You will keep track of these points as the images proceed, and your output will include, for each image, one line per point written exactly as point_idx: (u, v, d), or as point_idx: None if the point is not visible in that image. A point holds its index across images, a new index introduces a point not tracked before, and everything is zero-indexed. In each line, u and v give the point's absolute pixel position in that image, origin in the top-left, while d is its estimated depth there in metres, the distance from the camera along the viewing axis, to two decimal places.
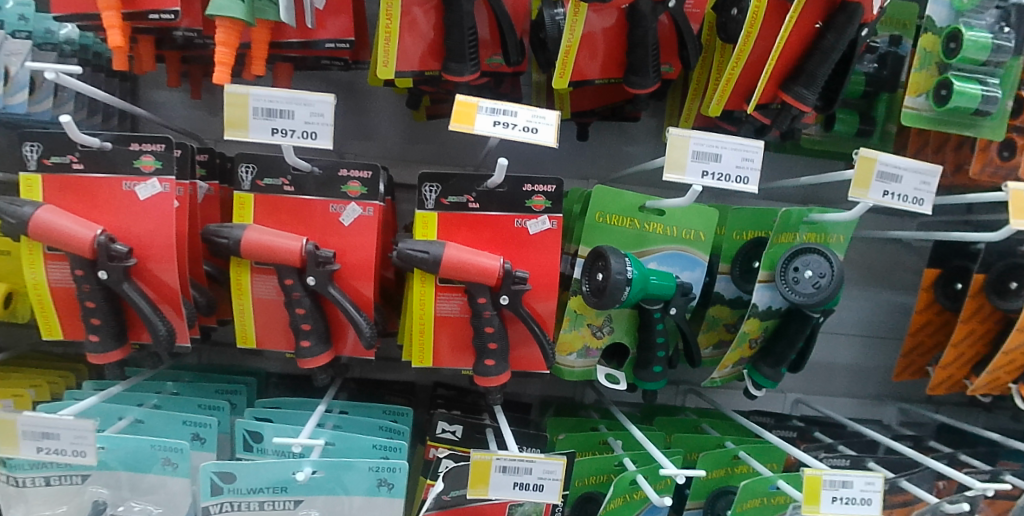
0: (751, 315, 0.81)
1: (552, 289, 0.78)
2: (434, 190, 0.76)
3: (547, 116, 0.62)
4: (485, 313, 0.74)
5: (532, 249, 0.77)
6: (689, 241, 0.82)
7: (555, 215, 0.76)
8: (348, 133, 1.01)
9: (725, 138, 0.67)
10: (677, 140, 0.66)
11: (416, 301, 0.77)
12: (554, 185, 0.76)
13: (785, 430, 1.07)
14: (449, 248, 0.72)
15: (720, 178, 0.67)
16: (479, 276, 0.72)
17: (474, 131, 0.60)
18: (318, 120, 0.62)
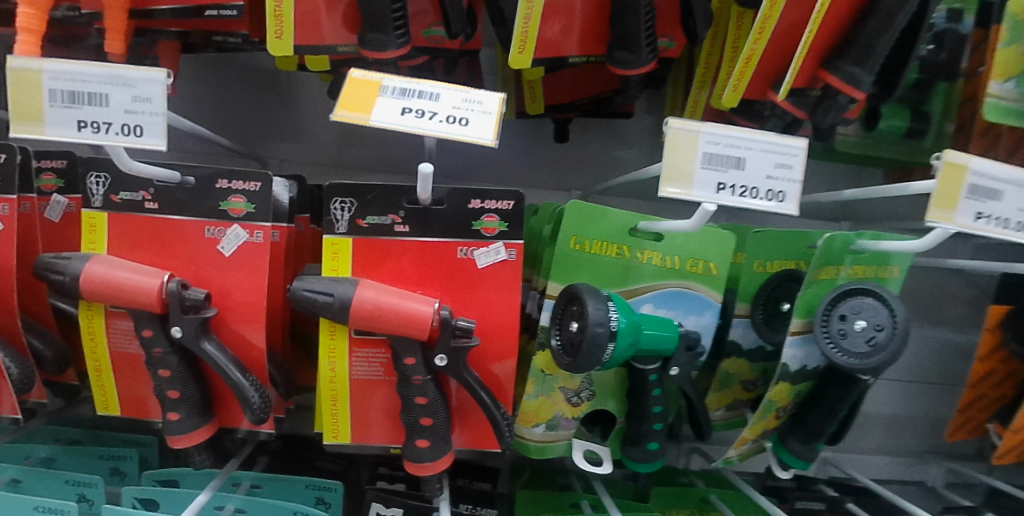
0: (780, 378, 0.60)
1: (510, 343, 0.57)
2: (348, 207, 0.55)
3: (485, 101, 0.44)
4: (416, 377, 0.54)
5: (480, 289, 0.57)
6: (696, 276, 0.61)
7: (513, 242, 0.56)
8: (271, 132, 0.81)
9: (747, 135, 0.48)
10: (680, 138, 0.47)
11: (323, 358, 0.56)
12: (513, 201, 0.56)
13: (812, 502, 0.82)
14: (362, 290, 0.53)
15: (742, 191, 0.48)
16: (404, 329, 0.52)
17: (369, 122, 0.42)
18: (145, 106, 0.42)
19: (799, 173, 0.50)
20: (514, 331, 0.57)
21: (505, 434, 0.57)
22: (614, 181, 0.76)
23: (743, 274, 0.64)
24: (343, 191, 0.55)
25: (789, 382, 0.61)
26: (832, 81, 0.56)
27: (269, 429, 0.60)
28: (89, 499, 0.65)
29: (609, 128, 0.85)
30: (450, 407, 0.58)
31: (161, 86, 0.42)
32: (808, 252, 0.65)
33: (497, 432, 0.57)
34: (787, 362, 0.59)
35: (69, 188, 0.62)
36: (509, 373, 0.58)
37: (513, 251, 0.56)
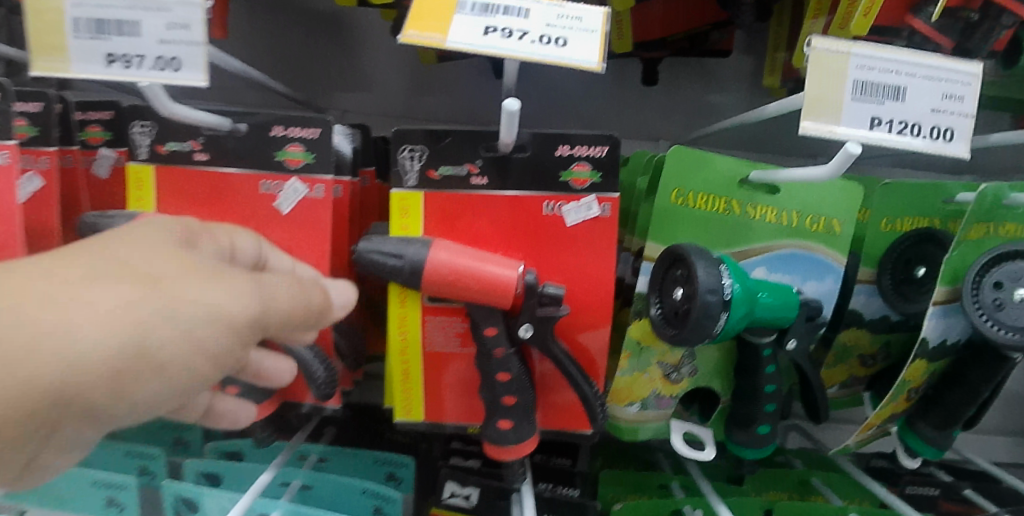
0: (918, 356, 0.50)
1: (603, 312, 0.50)
2: (417, 157, 0.48)
3: (585, 17, 0.35)
4: (498, 349, 0.48)
5: (568, 249, 0.49)
6: (815, 235, 0.53)
7: (608, 195, 0.48)
8: (330, 82, 0.74)
9: (909, 55, 0.36)
10: (827, 62, 0.35)
11: (394, 327, 0.51)
12: (607, 147, 0.48)
13: (924, 487, 0.76)
14: (436, 250, 0.46)
15: (903, 128, 0.37)
16: (486, 296, 0.46)
17: (446, 44, 0.33)
18: (181, 35, 0.35)
19: (973, 108, 0.38)
20: (608, 299, 0.50)
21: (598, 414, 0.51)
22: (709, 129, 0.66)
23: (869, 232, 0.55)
24: (414, 138, 0.48)
25: (926, 360, 0.51)
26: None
27: (335, 404, 0.55)
28: (151, 471, 0.61)
29: (698, 70, 0.76)
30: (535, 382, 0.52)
31: (199, 10, 0.35)
32: (947, 208, 0.55)
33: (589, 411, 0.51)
34: (927, 337, 0.50)
35: (118, 139, 0.55)
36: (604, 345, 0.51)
37: (608, 206, 0.48)
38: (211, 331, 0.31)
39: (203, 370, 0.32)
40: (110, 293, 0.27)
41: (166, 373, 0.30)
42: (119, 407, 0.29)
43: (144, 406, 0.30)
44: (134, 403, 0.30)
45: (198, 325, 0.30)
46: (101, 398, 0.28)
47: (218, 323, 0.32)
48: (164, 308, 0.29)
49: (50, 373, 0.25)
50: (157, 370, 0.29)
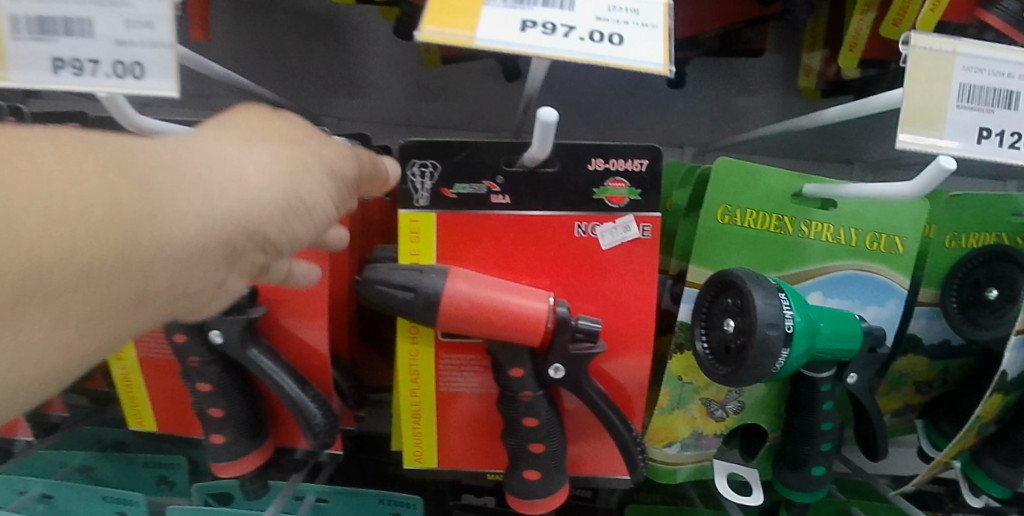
0: (994, 390, 0.45)
1: (642, 347, 0.44)
2: (429, 174, 0.42)
3: (643, 10, 0.30)
4: (524, 392, 0.42)
5: (603, 275, 0.43)
6: (876, 254, 0.47)
7: (648, 215, 0.42)
8: (325, 87, 0.67)
9: (1016, 56, 0.33)
10: (928, 63, 0.31)
11: (403, 366, 0.44)
12: (647, 160, 0.42)
13: None
14: (453, 280, 0.40)
15: (1012, 139, 0.33)
16: (512, 333, 0.40)
17: (475, 42, 0.27)
18: (144, 34, 0.29)
19: None
20: (648, 332, 0.44)
21: (637, 461, 0.45)
22: (744, 135, 0.61)
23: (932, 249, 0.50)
24: (427, 153, 0.42)
25: (1001, 393, 0.46)
26: None
27: (335, 451, 0.49)
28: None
29: (725, 70, 0.70)
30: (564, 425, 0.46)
31: (165, 3, 0.29)
32: (1013, 221, 0.51)
33: (626, 458, 0.45)
34: (1004, 370, 0.44)
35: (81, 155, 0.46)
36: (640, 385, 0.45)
37: (648, 227, 0.42)
38: (335, 183, 0.33)
39: (330, 222, 0.34)
40: (269, 145, 0.29)
41: (313, 217, 0.32)
42: (287, 242, 0.31)
43: (299, 248, 0.33)
44: (294, 239, 0.31)
45: (330, 174, 0.32)
46: (279, 228, 0.29)
47: (339, 179, 0.33)
48: (302, 158, 0.30)
49: (232, 196, 0.26)
50: (308, 209, 0.31)
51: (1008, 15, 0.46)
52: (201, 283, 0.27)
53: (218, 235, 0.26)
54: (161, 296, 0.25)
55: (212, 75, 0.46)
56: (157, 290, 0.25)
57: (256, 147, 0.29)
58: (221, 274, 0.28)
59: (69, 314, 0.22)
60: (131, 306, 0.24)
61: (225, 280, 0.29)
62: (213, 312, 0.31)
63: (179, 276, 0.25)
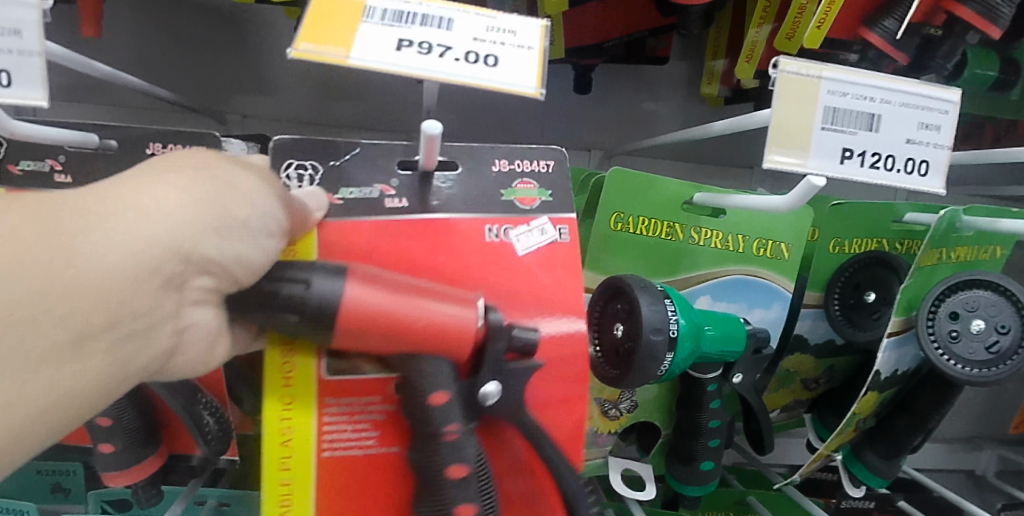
0: (869, 389, 0.48)
1: (581, 371, 0.40)
2: (307, 178, 0.39)
3: (520, 31, 0.30)
4: (448, 428, 0.34)
5: (522, 280, 0.40)
6: (764, 260, 0.50)
7: (563, 217, 0.41)
8: (228, 82, 0.66)
9: (881, 79, 0.32)
10: (794, 88, 0.31)
11: (274, 430, 0.35)
12: (553, 162, 0.42)
13: (860, 500, 0.76)
14: (355, 282, 0.32)
15: (873, 162, 0.33)
16: (441, 346, 0.34)
17: (349, 61, 0.27)
18: (9, 41, 0.29)
19: (947, 137, 0.34)
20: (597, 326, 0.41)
21: (589, 513, 0.39)
22: (648, 140, 0.63)
23: (817, 254, 0.53)
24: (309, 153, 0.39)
25: (877, 392, 0.49)
26: (961, 16, 0.43)
27: (233, 456, 0.49)
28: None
29: (635, 77, 0.74)
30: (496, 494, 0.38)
31: (34, 13, 0.29)
32: (894, 228, 0.53)
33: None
34: (879, 370, 0.47)
35: None
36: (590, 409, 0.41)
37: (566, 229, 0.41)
38: (271, 196, 0.32)
39: (273, 239, 0.32)
40: (192, 168, 0.29)
41: (250, 235, 0.31)
42: (229, 265, 0.30)
43: (246, 273, 0.31)
44: (240, 260, 0.30)
45: (263, 187, 0.32)
46: (213, 246, 0.29)
47: (276, 196, 0.32)
48: (224, 176, 0.30)
49: (158, 221, 0.26)
50: (242, 226, 0.30)
51: (887, 34, 0.48)
52: (143, 316, 0.27)
53: (144, 260, 0.26)
54: (111, 335, 0.25)
55: (101, 75, 0.46)
56: (105, 325, 0.25)
57: (177, 170, 0.29)
58: (163, 304, 0.28)
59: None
60: (74, 347, 0.24)
61: (171, 309, 0.29)
62: (170, 349, 0.31)
63: (122, 307, 0.25)
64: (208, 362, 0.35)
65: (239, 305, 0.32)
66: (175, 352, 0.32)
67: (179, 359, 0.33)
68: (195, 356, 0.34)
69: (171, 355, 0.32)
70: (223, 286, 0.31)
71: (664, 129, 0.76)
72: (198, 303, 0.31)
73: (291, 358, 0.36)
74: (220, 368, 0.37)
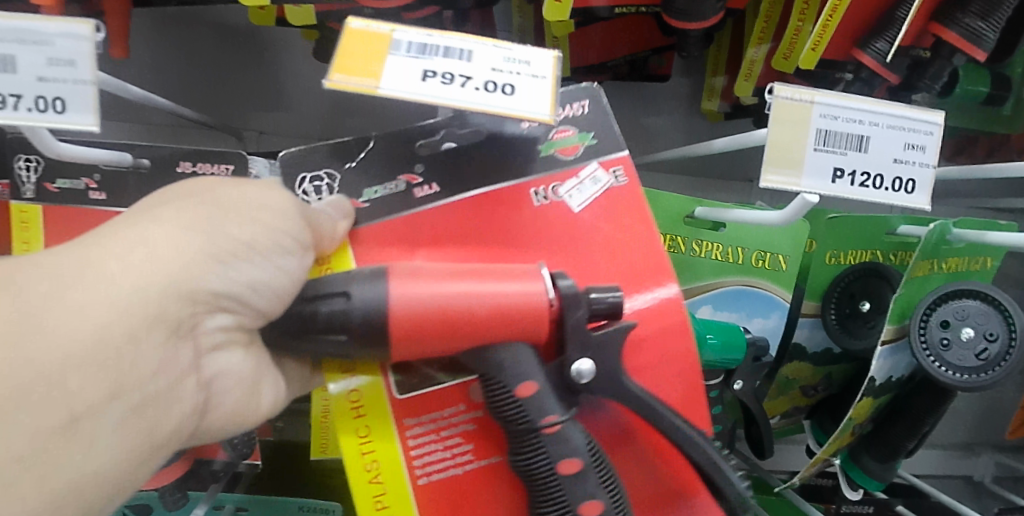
0: (864, 394, 0.49)
1: (671, 334, 0.40)
2: (329, 186, 0.40)
3: (535, 61, 0.32)
4: (548, 419, 0.35)
5: (585, 244, 0.40)
6: (763, 271, 0.52)
7: (612, 159, 0.42)
8: (246, 100, 0.69)
9: (872, 103, 0.33)
10: (790, 113, 0.32)
11: (359, 464, 0.37)
12: (587, 101, 0.42)
13: (860, 505, 0.77)
14: (397, 281, 0.34)
15: (864, 181, 0.34)
16: (520, 326, 0.35)
17: (379, 91, 0.29)
18: (66, 71, 0.32)
19: (932, 157, 0.35)
20: (665, 271, 0.41)
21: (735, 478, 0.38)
22: (650, 156, 0.66)
23: (814, 265, 0.55)
24: (325, 159, 0.40)
25: (872, 396, 0.51)
26: (945, 38, 0.44)
27: (254, 460, 0.52)
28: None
29: (637, 94, 0.77)
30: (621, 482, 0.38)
31: (87, 44, 0.32)
32: (887, 240, 0.56)
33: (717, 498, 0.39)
34: (874, 376, 0.49)
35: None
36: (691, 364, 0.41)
37: (619, 170, 0.42)
38: (278, 214, 0.34)
39: (294, 257, 0.35)
40: (185, 206, 0.32)
41: (262, 258, 0.33)
42: (247, 294, 0.33)
43: (261, 300, 0.34)
44: (255, 289, 0.33)
45: (263, 207, 0.34)
46: (219, 278, 0.31)
47: (282, 212, 0.35)
48: (218, 207, 0.32)
49: (155, 267, 0.28)
50: (249, 249, 0.33)
51: (879, 56, 0.49)
52: (152, 379, 0.28)
53: (139, 317, 0.27)
54: (116, 404, 0.26)
55: (132, 97, 0.48)
56: (107, 397, 0.25)
57: (167, 210, 0.31)
58: (175, 356, 0.30)
59: (24, 446, 0.22)
60: (79, 421, 0.24)
61: (188, 361, 0.31)
62: (202, 404, 0.33)
63: (121, 375, 0.26)
64: (256, 411, 0.38)
65: (280, 342, 0.35)
66: (209, 407, 0.34)
67: (217, 414, 0.35)
68: (235, 408, 0.36)
69: (205, 413, 0.34)
70: (246, 321, 0.34)
71: (665, 144, 0.79)
72: (221, 349, 0.34)
73: (356, 383, 0.38)
74: (270, 416, 0.39)
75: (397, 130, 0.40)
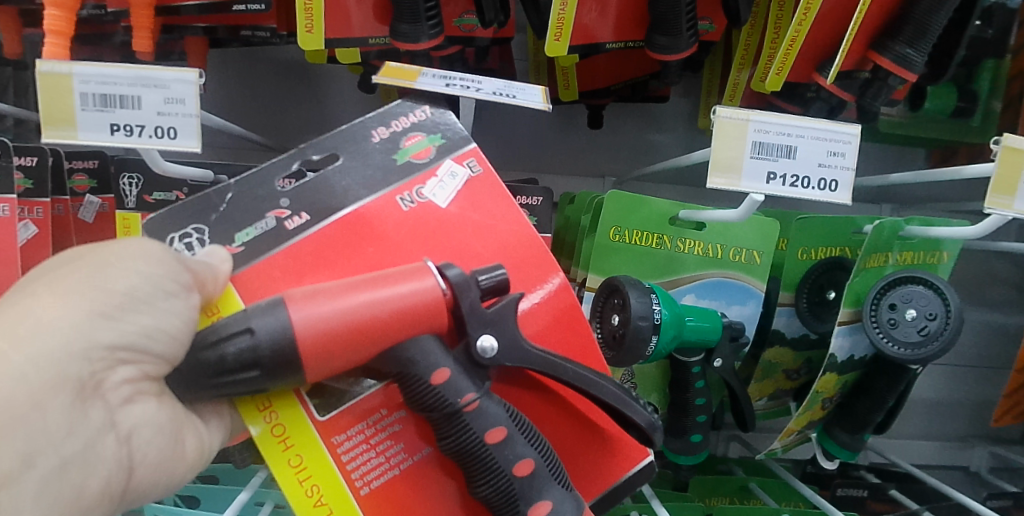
0: (827, 369, 0.57)
1: (559, 305, 0.44)
2: (200, 240, 0.39)
3: (526, 88, 0.45)
4: (465, 398, 0.37)
5: (463, 234, 0.42)
6: (740, 265, 0.60)
7: (462, 152, 0.44)
8: (300, 126, 0.80)
9: (800, 119, 0.41)
10: (729, 128, 0.40)
11: (300, 491, 0.37)
12: (427, 107, 0.44)
13: (856, 489, 0.81)
14: (295, 307, 0.33)
15: (795, 181, 0.42)
16: (419, 322, 0.36)
17: (416, 85, 0.42)
18: (178, 107, 0.42)
19: (852, 162, 0.43)
20: (537, 245, 0.44)
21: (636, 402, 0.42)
22: (649, 168, 0.75)
23: (788, 261, 0.63)
24: (188, 215, 0.39)
25: (835, 373, 0.58)
26: (881, 63, 0.52)
27: None
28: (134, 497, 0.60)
29: (641, 114, 0.86)
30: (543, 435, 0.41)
31: (193, 87, 0.42)
32: (855, 237, 0.63)
33: (631, 431, 0.43)
34: (834, 353, 0.56)
35: (102, 187, 0.58)
36: (569, 311, 0.44)
37: (473, 162, 0.44)
38: (148, 257, 0.33)
39: (180, 298, 0.33)
40: (60, 273, 0.31)
41: (149, 307, 0.32)
42: (143, 343, 0.31)
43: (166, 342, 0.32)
44: (151, 336, 0.32)
45: (138, 254, 0.33)
46: (111, 332, 0.30)
47: (157, 258, 0.33)
48: (92, 264, 0.31)
49: (47, 339, 0.28)
50: (133, 299, 0.31)
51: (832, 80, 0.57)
52: (65, 440, 0.28)
53: (39, 384, 0.27)
54: (33, 473, 0.27)
55: (213, 126, 0.59)
56: (18, 465, 0.26)
57: (44, 281, 0.30)
58: (84, 418, 0.29)
59: None
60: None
61: (101, 420, 0.30)
62: (126, 461, 0.32)
63: (30, 440, 0.26)
64: (182, 459, 0.35)
65: (193, 381, 0.33)
66: (135, 464, 0.32)
67: (145, 468, 0.33)
68: (160, 459, 0.34)
69: (132, 470, 0.32)
70: (151, 369, 0.32)
71: (668, 158, 0.88)
72: (134, 401, 0.32)
73: (274, 415, 0.38)
74: (204, 459, 0.37)
75: (248, 173, 0.41)
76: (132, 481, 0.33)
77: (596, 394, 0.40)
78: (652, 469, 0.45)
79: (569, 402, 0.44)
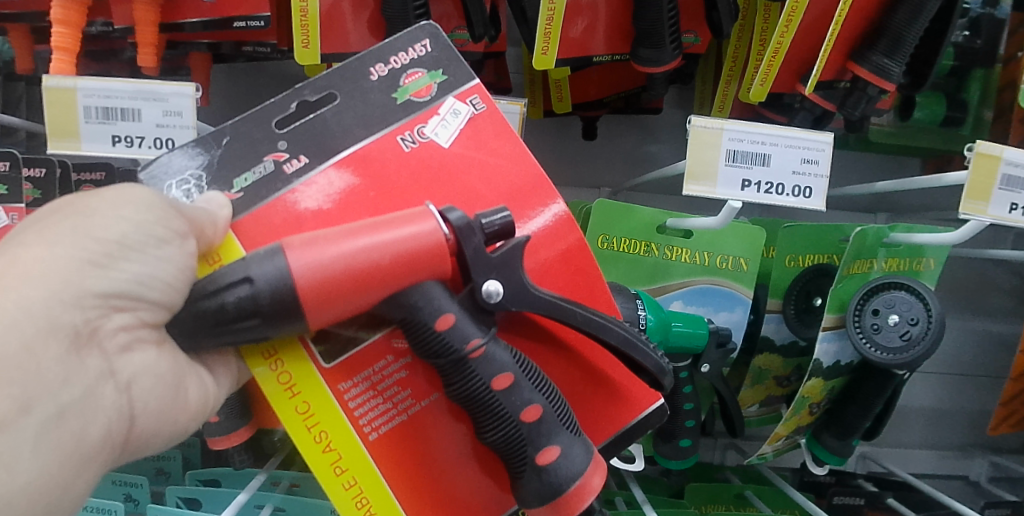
0: (812, 374, 0.58)
1: (564, 248, 0.44)
2: (198, 186, 0.39)
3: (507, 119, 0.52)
4: (471, 344, 0.38)
5: (468, 175, 0.43)
6: (726, 272, 0.61)
7: (465, 90, 0.44)
8: None
9: (773, 129, 0.43)
10: (704, 136, 0.42)
11: (308, 437, 0.39)
12: (427, 41, 0.44)
13: (851, 497, 0.80)
14: (296, 253, 0.33)
15: (770, 189, 0.43)
16: (424, 267, 0.36)
17: None
18: (176, 120, 0.44)
19: (826, 169, 0.45)
20: (540, 183, 0.44)
21: (642, 346, 0.43)
22: (641, 178, 0.77)
23: (775, 269, 0.63)
24: (188, 163, 0.40)
25: (821, 378, 0.59)
26: (859, 73, 0.54)
27: None
28: (136, 499, 0.61)
29: (636, 126, 0.88)
30: (551, 381, 0.42)
31: (190, 100, 0.44)
32: (842, 245, 0.64)
33: (642, 376, 0.44)
34: (819, 358, 0.57)
35: None
36: (579, 253, 0.44)
37: (476, 99, 0.44)
38: (141, 206, 0.34)
39: (173, 245, 0.34)
40: (48, 225, 0.32)
41: (139, 253, 0.33)
42: (136, 291, 0.33)
43: (164, 292, 0.34)
44: (144, 284, 0.33)
45: (126, 202, 0.34)
46: (101, 281, 0.32)
47: (146, 204, 0.34)
48: (78, 214, 0.33)
49: (36, 288, 0.29)
50: (123, 247, 0.33)
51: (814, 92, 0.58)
52: (61, 388, 0.29)
53: (33, 329, 0.28)
54: (31, 418, 0.28)
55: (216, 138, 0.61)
56: (16, 411, 0.27)
57: (31, 233, 0.31)
58: (81, 366, 0.31)
59: None
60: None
61: (99, 369, 0.32)
62: (126, 410, 0.34)
63: (27, 387, 0.28)
64: (185, 408, 0.38)
65: (195, 330, 0.34)
66: (136, 413, 0.34)
67: (147, 417, 0.35)
68: (163, 407, 0.36)
69: (133, 419, 0.34)
70: (147, 316, 0.34)
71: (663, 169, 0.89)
72: (132, 349, 0.34)
73: (281, 364, 0.39)
74: (207, 410, 0.39)
75: (246, 115, 0.41)
76: (130, 430, 0.34)
77: (605, 338, 0.41)
78: (657, 417, 0.46)
79: (575, 348, 0.45)
